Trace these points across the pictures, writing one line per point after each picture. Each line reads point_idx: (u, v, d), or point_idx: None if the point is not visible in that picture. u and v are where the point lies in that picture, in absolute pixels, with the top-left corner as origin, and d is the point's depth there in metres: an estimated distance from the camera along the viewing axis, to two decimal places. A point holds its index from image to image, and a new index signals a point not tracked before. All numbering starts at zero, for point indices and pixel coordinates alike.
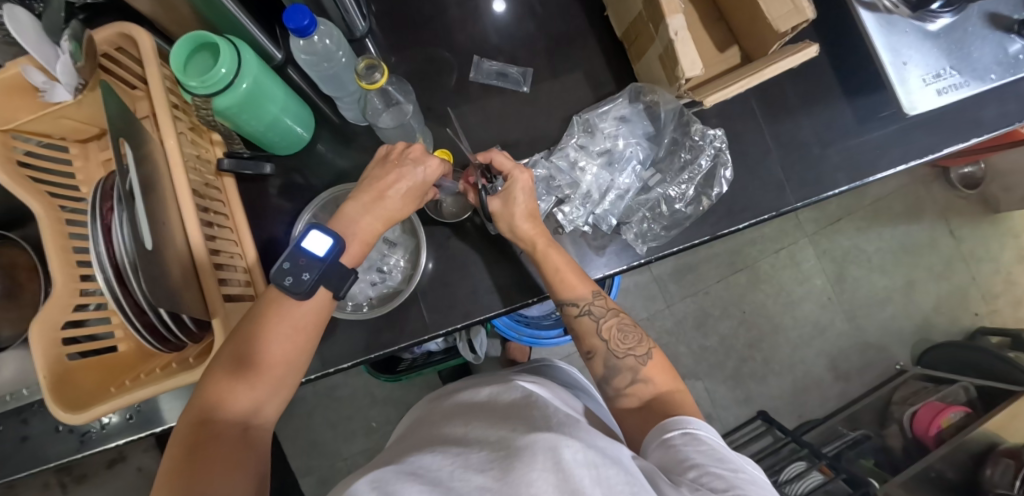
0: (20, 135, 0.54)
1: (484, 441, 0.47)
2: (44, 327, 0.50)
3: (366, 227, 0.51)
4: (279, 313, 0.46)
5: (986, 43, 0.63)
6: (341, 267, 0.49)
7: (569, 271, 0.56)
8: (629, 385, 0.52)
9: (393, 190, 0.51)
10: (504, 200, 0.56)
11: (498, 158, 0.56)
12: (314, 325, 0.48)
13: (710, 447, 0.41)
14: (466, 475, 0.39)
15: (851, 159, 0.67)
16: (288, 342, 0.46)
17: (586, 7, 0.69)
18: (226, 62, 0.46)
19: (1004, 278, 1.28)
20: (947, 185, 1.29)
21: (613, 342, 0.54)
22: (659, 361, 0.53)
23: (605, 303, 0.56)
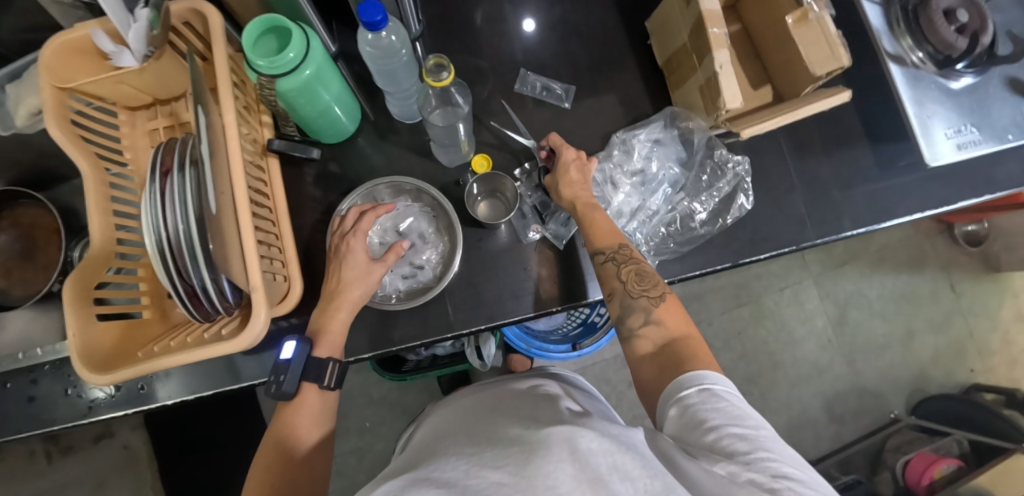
0: (76, 96, 0.55)
1: (501, 438, 0.46)
2: (78, 285, 0.50)
3: (333, 327, 0.55)
4: (297, 411, 0.51)
5: (1005, 105, 0.66)
6: (311, 362, 0.52)
7: (603, 222, 0.59)
8: (642, 326, 0.52)
9: (344, 287, 0.56)
10: (556, 174, 0.63)
11: (552, 139, 0.64)
12: (328, 415, 0.53)
13: (729, 403, 0.42)
14: (481, 472, 0.38)
15: (871, 202, 0.70)
16: (312, 432, 0.51)
17: (629, 33, 0.72)
18: (295, 47, 0.48)
19: (1000, 337, 1.31)
20: (951, 240, 1.32)
21: (629, 282, 0.55)
22: (672, 306, 0.53)
23: (629, 252, 0.57)
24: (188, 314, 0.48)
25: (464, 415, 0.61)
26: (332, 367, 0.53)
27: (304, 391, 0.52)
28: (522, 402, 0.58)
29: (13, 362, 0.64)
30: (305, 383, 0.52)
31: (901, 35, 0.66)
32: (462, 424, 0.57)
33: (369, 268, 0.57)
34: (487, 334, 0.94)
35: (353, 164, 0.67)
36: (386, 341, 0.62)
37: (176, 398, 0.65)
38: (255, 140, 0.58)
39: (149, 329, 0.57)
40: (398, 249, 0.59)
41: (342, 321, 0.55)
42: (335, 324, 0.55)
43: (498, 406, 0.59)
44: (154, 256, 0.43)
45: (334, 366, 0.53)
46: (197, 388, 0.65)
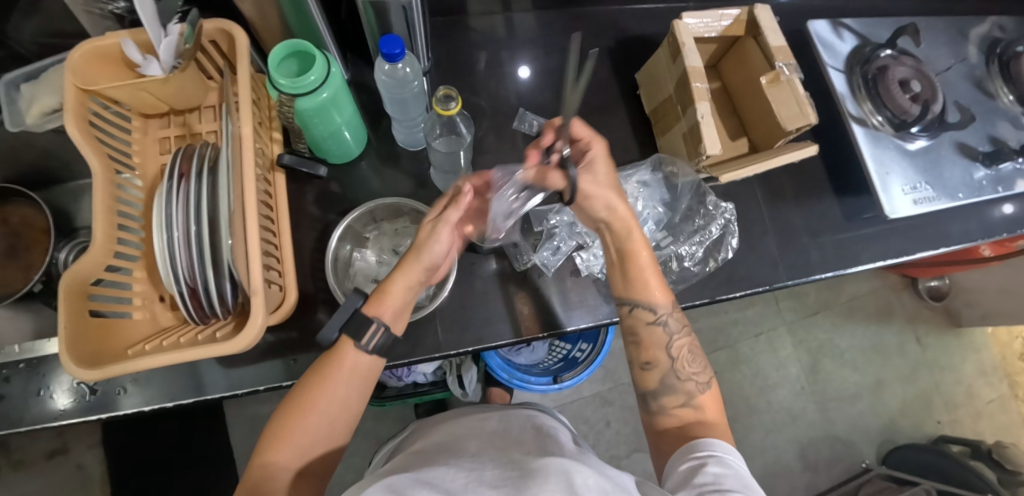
0: (97, 100, 0.58)
1: (496, 461, 0.50)
2: (74, 278, 0.50)
3: (394, 290, 0.54)
4: (337, 365, 0.51)
5: (955, 167, 0.74)
6: (356, 316, 0.52)
7: (653, 279, 0.59)
8: (679, 406, 0.56)
9: (417, 253, 0.53)
10: (588, 172, 0.59)
11: (579, 128, 0.60)
12: (366, 378, 0.53)
13: (735, 472, 0.45)
14: (478, 488, 0.43)
15: (838, 249, 0.75)
16: (348, 391, 0.51)
17: (620, 83, 0.78)
18: (317, 71, 0.51)
19: (965, 390, 1.36)
20: (915, 294, 1.40)
21: (679, 361, 0.57)
22: (713, 394, 0.57)
23: (678, 319, 0.59)
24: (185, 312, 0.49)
25: (466, 431, 0.62)
26: (373, 327, 0.52)
27: (347, 344, 0.52)
28: (527, 432, 0.61)
29: None
30: (344, 336, 0.52)
31: (862, 100, 0.74)
32: (468, 438, 0.59)
33: (441, 230, 0.54)
34: (470, 362, 0.95)
35: (356, 184, 0.70)
36: None
37: (153, 404, 0.63)
38: (265, 154, 0.60)
39: (137, 329, 0.57)
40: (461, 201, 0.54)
41: (404, 285, 0.54)
42: (395, 287, 0.54)
43: (501, 430, 0.61)
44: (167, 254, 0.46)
45: (378, 326, 0.52)
46: (176, 396, 0.64)
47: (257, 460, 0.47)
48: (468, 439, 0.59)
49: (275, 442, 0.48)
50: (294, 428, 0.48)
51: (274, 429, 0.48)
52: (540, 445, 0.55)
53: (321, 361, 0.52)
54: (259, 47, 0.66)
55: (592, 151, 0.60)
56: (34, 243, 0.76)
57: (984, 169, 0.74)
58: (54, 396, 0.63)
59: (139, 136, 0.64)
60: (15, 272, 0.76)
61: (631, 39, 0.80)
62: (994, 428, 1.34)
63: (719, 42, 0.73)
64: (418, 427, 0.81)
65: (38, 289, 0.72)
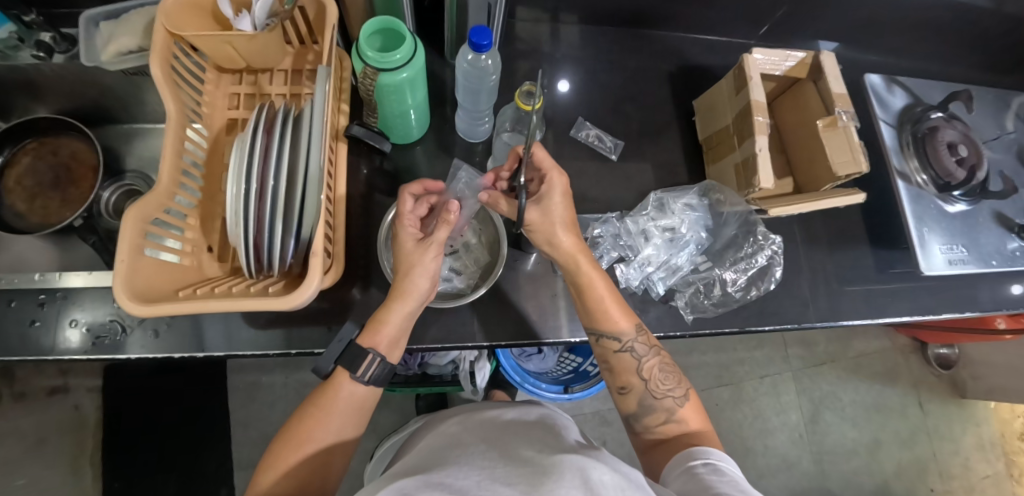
0: (181, 46, 0.58)
1: (509, 458, 0.50)
2: (138, 215, 0.51)
3: (391, 320, 0.56)
4: (331, 396, 0.54)
5: (991, 234, 0.75)
6: (351, 349, 0.55)
7: (614, 307, 0.58)
8: (662, 424, 0.56)
9: (409, 277, 0.56)
10: (541, 210, 0.56)
11: (539, 155, 0.56)
12: (361, 406, 0.56)
13: (732, 478, 0.45)
14: (493, 487, 0.44)
15: (868, 299, 0.76)
16: (342, 418, 0.54)
17: (678, 108, 0.80)
18: (404, 51, 0.53)
19: (962, 462, 1.35)
20: (923, 360, 1.40)
21: (652, 382, 0.57)
22: (694, 404, 0.57)
23: (645, 340, 0.58)
24: (243, 262, 0.49)
25: (474, 426, 0.61)
26: (370, 357, 0.55)
27: (342, 375, 0.55)
28: (536, 425, 0.61)
29: (29, 281, 0.63)
30: (341, 367, 0.55)
31: (909, 157, 0.76)
32: (471, 432, 0.59)
33: (420, 253, 0.56)
34: (483, 360, 0.95)
35: (411, 166, 0.71)
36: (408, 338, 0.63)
37: (183, 353, 0.63)
38: (335, 125, 0.61)
39: (186, 275, 0.58)
40: (447, 217, 0.55)
41: (399, 311, 0.56)
42: (392, 316, 0.56)
43: (510, 424, 0.60)
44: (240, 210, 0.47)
45: (373, 357, 0.55)
46: (206, 347, 0.64)
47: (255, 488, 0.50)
48: (476, 434, 0.58)
49: (275, 464, 0.51)
50: (291, 454, 0.51)
51: (270, 457, 0.52)
52: (548, 438, 0.56)
53: (317, 393, 0.55)
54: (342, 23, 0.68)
55: (554, 181, 0.56)
56: (80, 179, 0.77)
57: (1019, 241, 0.75)
58: (76, 327, 0.63)
59: (211, 88, 0.65)
60: (54, 204, 0.77)
61: (693, 68, 0.82)
62: None
63: (779, 82, 0.75)
64: (433, 416, 0.80)
65: (78, 224, 0.69)
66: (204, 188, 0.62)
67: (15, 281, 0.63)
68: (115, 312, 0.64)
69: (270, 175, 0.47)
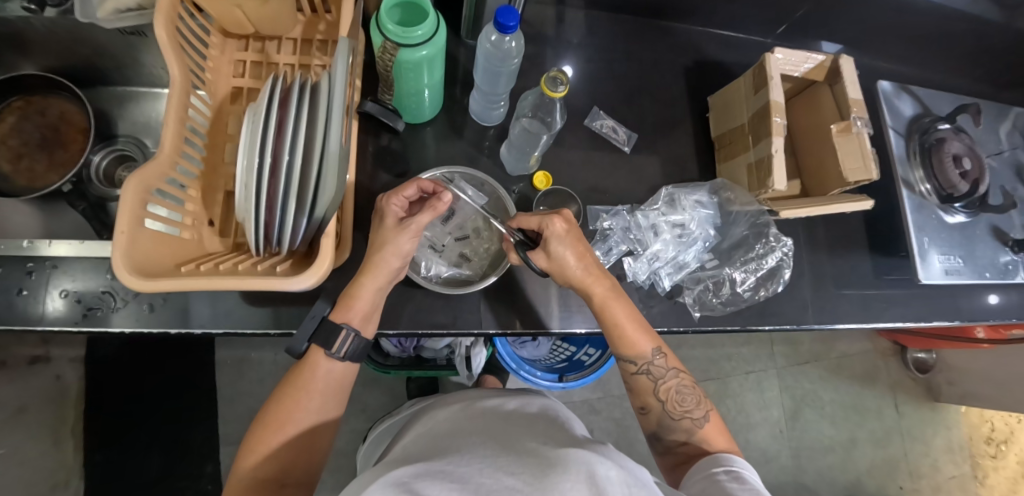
0: (186, 6, 0.55)
1: (510, 449, 0.51)
2: (140, 183, 0.48)
3: (362, 294, 0.54)
4: (308, 377, 0.53)
5: (987, 247, 0.77)
6: (323, 324, 0.53)
7: (629, 330, 0.58)
8: (684, 444, 0.56)
9: (380, 253, 0.54)
10: (548, 257, 0.58)
11: (525, 218, 0.59)
12: (338, 385, 0.55)
13: (753, 486, 0.46)
14: (495, 475, 0.45)
15: (863, 303, 0.78)
16: (319, 400, 0.53)
17: (692, 103, 0.79)
18: (426, 27, 0.51)
19: (930, 462, 1.41)
20: (902, 363, 1.44)
21: (671, 402, 0.57)
22: (715, 424, 0.56)
23: (664, 364, 0.58)
24: (251, 239, 0.48)
25: (475, 416, 0.61)
26: (343, 333, 0.53)
27: (318, 353, 0.54)
28: (534, 415, 0.60)
29: (16, 248, 0.60)
30: (315, 345, 0.54)
31: (914, 167, 0.77)
32: (474, 421, 0.59)
33: (398, 232, 0.54)
34: (480, 346, 0.94)
35: (420, 148, 0.70)
36: (413, 322, 0.63)
37: (178, 329, 0.61)
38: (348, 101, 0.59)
39: (187, 249, 0.55)
40: (435, 205, 0.55)
41: (369, 285, 0.54)
42: (363, 292, 0.54)
43: (510, 413, 0.60)
44: (251, 183, 0.45)
45: (348, 333, 0.53)
46: (204, 324, 0.62)
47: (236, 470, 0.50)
48: (478, 423, 0.58)
49: (258, 446, 0.50)
50: (271, 437, 0.50)
51: (250, 440, 0.51)
52: (546, 428, 0.56)
53: (293, 373, 0.54)
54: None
55: (551, 229, 0.57)
56: (70, 142, 0.74)
57: (1012, 255, 0.77)
58: (66, 297, 0.60)
59: (216, 54, 0.62)
60: (40, 166, 0.73)
61: (709, 64, 0.81)
62: None
63: (794, 83, 0.75)
64: (433, 400, 0.79)
65: (67, 190, 0.67)
66: (206, 158, 0.59)
67: (1, 247, 0.60)
68: (108, 284, 0.61)
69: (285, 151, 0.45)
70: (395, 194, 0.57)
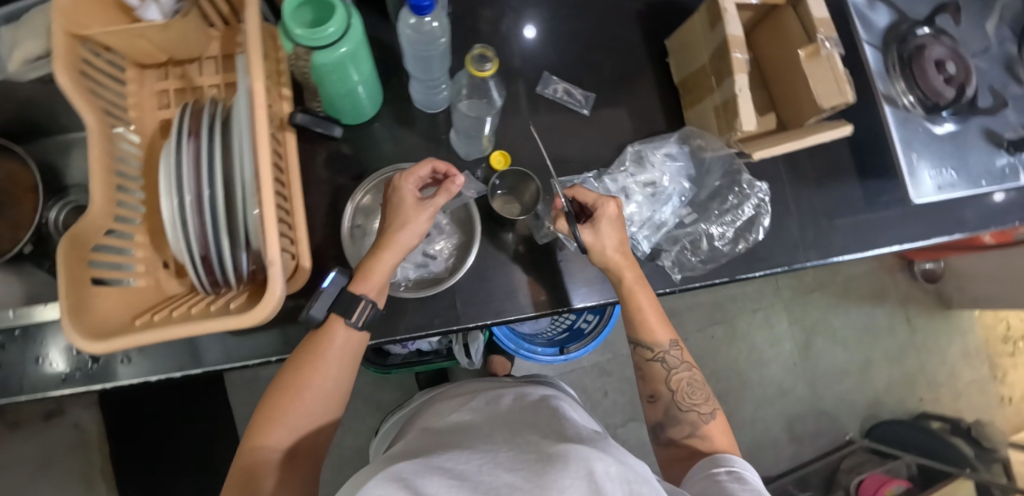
0: (88, 46, 0.52)
1: (510, 443, 0.48)
2: (75, 243, 0.47)
3: (377, 264, 0.52)
4: (324, 346, 0.50)
5: (981, 153, 0.72)
6: (344, 294, 0.51)
7: (654, 317, 0.58)
8: (687, 437, 0.55)
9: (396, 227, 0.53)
10: (594, 232, 0.57)
11: (582, 194, 0.59)
12: (352, 359, 0.52)
13: (754, 487, 0.45)
14: (494, 472, 0.43)
15: (856, 233, 0.74)
16: (333, 374, 0.50)
17: (649, 49, 0.74)
18: (337, 23, 0.47)
19: (948, 370, 1.41)
20: (910, 276, 1.42)
21: (680, 393, 0.57)
22: (720, 423, 0.56)
23: (680, 355, 0.58)
24: (196, 281, 0.47)
25: (481, 411, 0.59)
26: (363, 303, 0.51)
27: (337, 321, 0.51)
28: (536, 407, 0.59)
29: None
30: (333, 313, 0.51)
31: (895, 79, 0.72)
32: (478, 418, 0.57)
33: (418, 211, 0.54)
34: (476, 333, 0.93)
35: (370, 148, 0.66)
36: (391, 329, 0.60)
37: (160, 375, 0.60)
38: (276, 113, 0.57)
39: (144, 298, 0.54)
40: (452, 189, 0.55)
41: (388, 262, 0.53)
42: (379, 264, 0.52)
43: (503, 406, 0.59)
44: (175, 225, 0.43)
45: (366, 304, 0.51)
46: (183, 366, 0.61)
47: (246, 443, 0.47)
48: (483, 420, 0.56)
49: (269, 422, 0.47)
50: (286, 409, 0.48)
51: (264, 413, 0.48)
52: (546, 418, 0.54)
53: (310, 342, 0.51)
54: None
55: (603, 210, 0.58)
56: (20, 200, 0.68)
57: (1008, 157, 0.73)
58: (54, 361, 0.60)
59: (135, 89, 0.59)
60: None
61: (662, 4, 0.76)
62: (971, 406, 1.40)
63: (755, 10, 0.69)
64: (433, 393, 0.80)
65: (29, 251, 0.67)
66: (147, 200, 0.57)
67: None
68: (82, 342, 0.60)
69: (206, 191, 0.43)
70: (410, 179, 0.56)
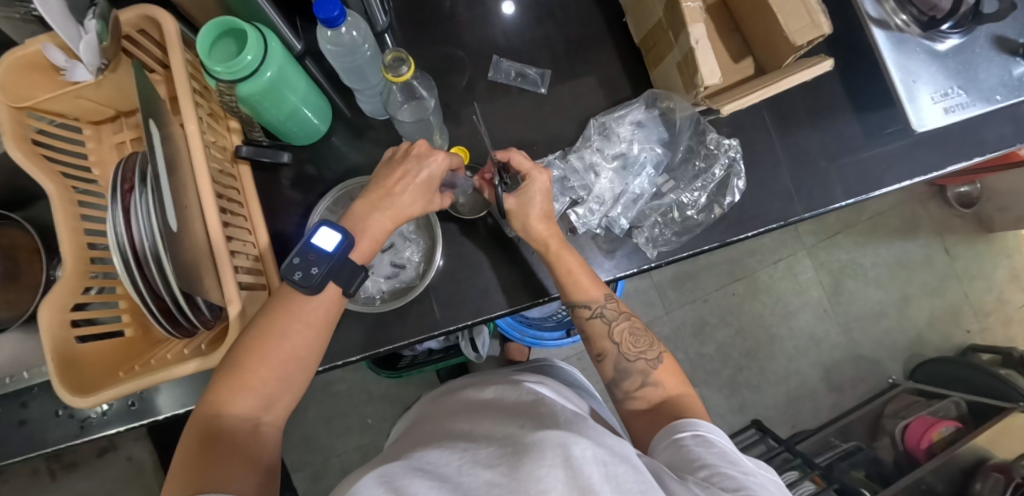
0: (35, 114, 0.53)
1: (490, 437, 0.41)
2: (52, 308, 0.49)
3: (377, 230, 0.52)
4: (292, 307, 0.47)
5: (992, 65, 0.64)
6: (350, 262, 0.49)
7: (586, 276, 0.56)
8: (640, 388, 0.52)
9: (401, 189, 0.52)
10: (520, 198, 0.56)
11: (517, 158, 0.56)
12: (326, 321, 0.48)
13: (721, 449, 0.41)
14: (472, 471, 0.34)
15: (858, 173, 0.68)
16: (302, 337, 0.47)
17: (605, 11, 0.70)
18: (253, 49, 0.46)
19: (997, 297, 1.31)
20: (944, 203, 1.31)
21: (624, 345, 0.54)
22: (669, 366, 0.53)
23: (617, 307, 0.56)
24: (162, 329, 0.48)
25: (458, 410, 0.54)
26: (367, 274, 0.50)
27: (333, 289, 0.49)
28: (517, 393, 0.54)
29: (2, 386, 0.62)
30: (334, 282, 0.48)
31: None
32: (461, 416, 0.51)
33: (432, 190, 0.55)
34: (479, 327, 0.93)
35: (330, 163, 0.65)
36: (374, 342, 0.61)
37: (168, 413, 0.63)
38: (224, 147, 0.58)
39: (132, 347, 0.57)
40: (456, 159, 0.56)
41: (388, 231, 0.53)
42: (378, 229, 0.52)
43: (494, 402, 0.53)
44: (120, 271, 0.42)
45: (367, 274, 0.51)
46: (188, 401, 0.64)
47: (206, 405, 0.43)
48: (471, 417, 0.49)
49: (232, 388, 0.44)
50: (252, 369, 0.44)
51: (228, 375, 0.44)
52: (531, 401, 0.50)
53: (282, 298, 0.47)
54: (181, 14, 0.57)
55: (535, 182, 0.56)
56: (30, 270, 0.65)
57: None
58: (101, 406, 0.63)
59: (94, 146, 0.60)
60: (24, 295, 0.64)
61: None
62: None
63: None
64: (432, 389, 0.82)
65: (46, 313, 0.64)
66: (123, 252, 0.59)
67: None
68: None
69: (143, 250, 0.42)
70: (447, 159, 0.54)
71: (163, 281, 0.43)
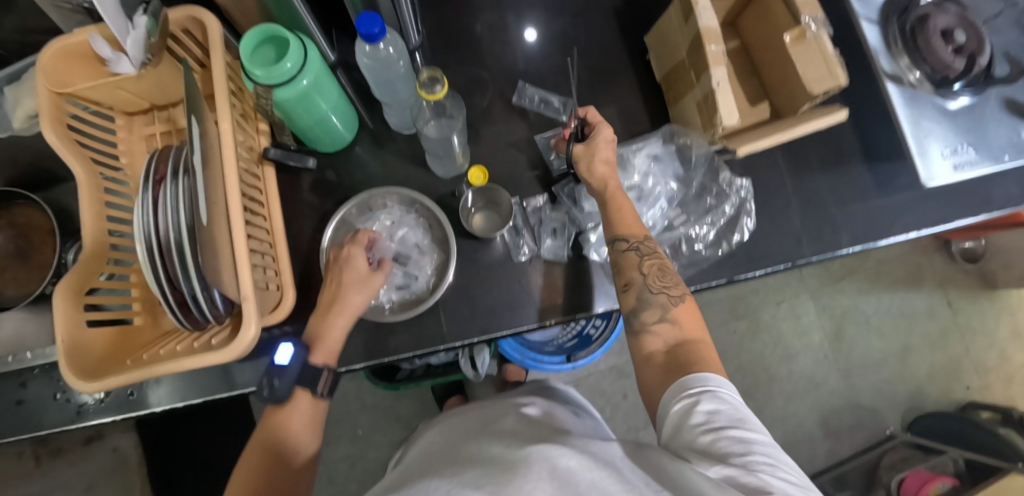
0: (74, 101, 0.55)
1: (491, 453, 0.41)
2: (69, 291, 0.50)
3: (331, 331, 0.55)
4: (281, 419, 0.51)
5: (1001, 126, 0.66)
6: (308, 366, 0.53)
7: (632, 214, 0.58)
8: (657, 322, 0.51)
9: (341, 294, 0.57)
10: (587, 145, 0.61)
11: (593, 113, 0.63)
12: (311, 428, 0.53)
13: (732, 408, 0.40)
14: (461, 491, 0.34)
15: (867, 220, 0.69)
16: (296, 447, 0.51)
17: (629, 47, 0.72)
18: (294, 57, 0.48)
19: (998, 354, 1.31)
20: (948, 257, 1.32)
21: (652, 277, 0.54)
22: (689, 308, 0.53)
23: (653, 246, 0.56)
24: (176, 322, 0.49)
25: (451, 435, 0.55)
26: (327, 372, 0.54)
27: (301, 395, 0.53)
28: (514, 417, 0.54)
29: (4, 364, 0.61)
30: (298, 388, 0.52)
31: (898, 55, 0.66)
32: (451, 442, 0.52)
33: (365, 279, 0.59)
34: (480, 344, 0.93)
35: (351, 172, 0.67)
36: (380, 350, 0.61)
37: (165, 405, 0.63)
38: (252, 147, 0.59)
39: (139, 336, 0.57)
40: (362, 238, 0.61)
41: (343, 326, 0.56)
42: (331, 329, 0.55)
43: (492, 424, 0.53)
44: (143, 260, 0.43)
45: (328, 370, 0.54)
46: (186, 396, 0.63)
47: None
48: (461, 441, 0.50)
49: None
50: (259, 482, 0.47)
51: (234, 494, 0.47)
52: (532, 427, 0.50)
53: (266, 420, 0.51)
54: (226, 19, 0.60)
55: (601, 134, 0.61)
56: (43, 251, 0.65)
57: None
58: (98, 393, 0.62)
59: (125, 135, 0.61)
60: (38, 276, 0.64)
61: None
62: None
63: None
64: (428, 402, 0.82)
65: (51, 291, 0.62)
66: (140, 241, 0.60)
67: None
68: None
69: (168, 239, 0.43)
70: (359, 245, 0.60)
71: (184, 274, 0.43)
